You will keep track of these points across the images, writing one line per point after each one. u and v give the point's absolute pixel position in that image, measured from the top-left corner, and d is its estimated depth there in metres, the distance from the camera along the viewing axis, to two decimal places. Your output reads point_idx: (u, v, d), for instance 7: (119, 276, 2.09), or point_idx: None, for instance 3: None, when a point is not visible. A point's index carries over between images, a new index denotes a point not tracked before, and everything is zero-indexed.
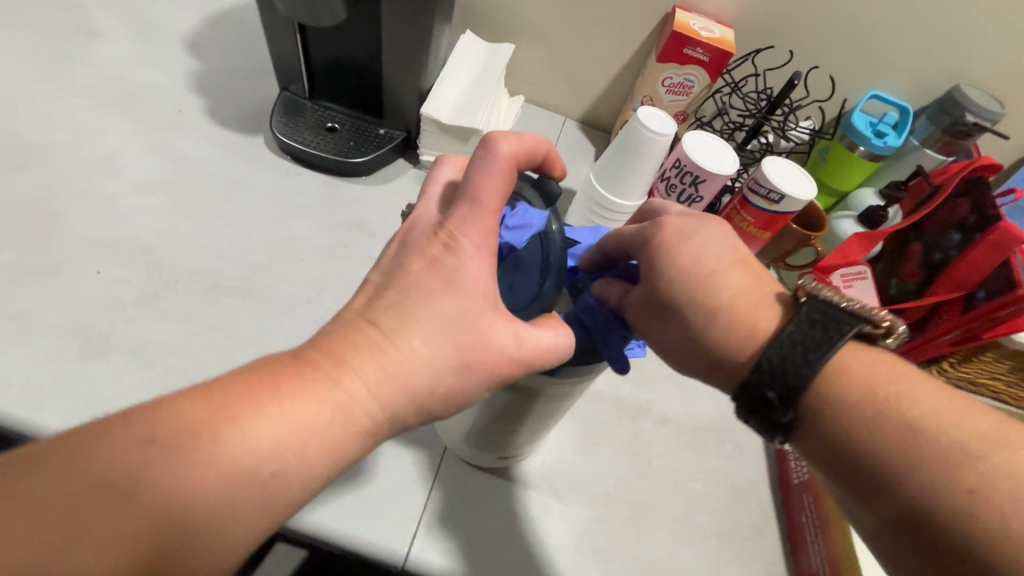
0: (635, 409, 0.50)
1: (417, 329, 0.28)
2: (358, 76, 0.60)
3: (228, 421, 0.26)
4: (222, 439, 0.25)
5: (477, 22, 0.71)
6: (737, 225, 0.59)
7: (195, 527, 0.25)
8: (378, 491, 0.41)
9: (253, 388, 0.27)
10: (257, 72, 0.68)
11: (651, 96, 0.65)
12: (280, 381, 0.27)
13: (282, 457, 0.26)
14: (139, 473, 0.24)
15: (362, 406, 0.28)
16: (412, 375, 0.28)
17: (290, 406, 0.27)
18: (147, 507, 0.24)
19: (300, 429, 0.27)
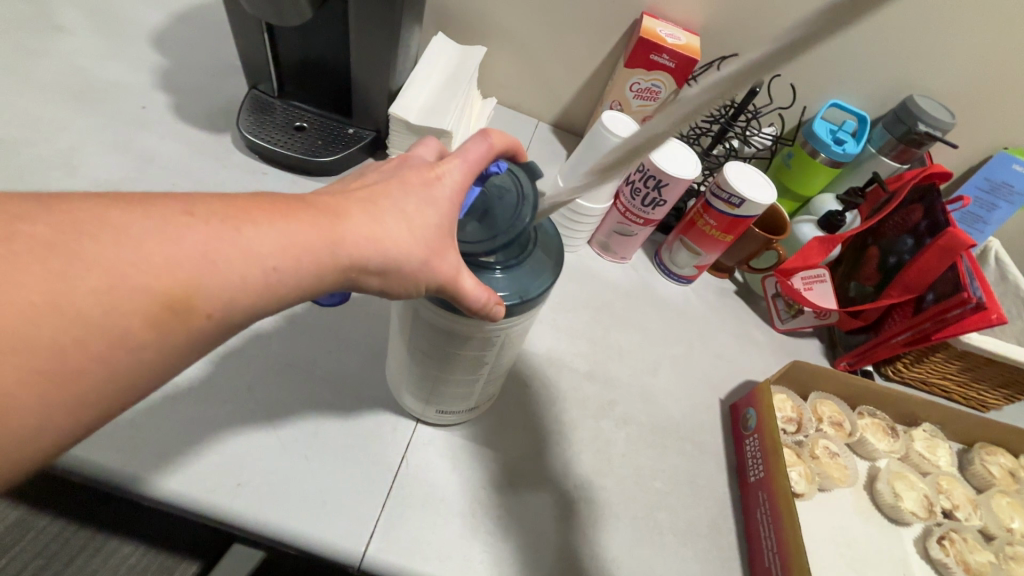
0: (598, 408, 0.51)
1: (386, 216, 0.30)
2: (326, 75, 0.60)
3: (195, 223, 0.25)
4: (161, 246, 0.23)
5: (449, 24, 0.72)
6: (700, 228, 0.60)
7: (111, 313, 0.22)
8: (325, 489, 0.41)
9: (224, 210, 0.26)
10: (226, 70, 0.67)
11: (619, 101, 0.67)
12: (251, 208, 0.27)
13: (197, 296, 0.24)
14: (76, 246, 0.22)
15: (288, 281, 0.27)
16: (362, 242, 0.29)
17: (247, 235, 0.26)
18: (72, 270, 0.22)
19: (248, 259, 0.25)
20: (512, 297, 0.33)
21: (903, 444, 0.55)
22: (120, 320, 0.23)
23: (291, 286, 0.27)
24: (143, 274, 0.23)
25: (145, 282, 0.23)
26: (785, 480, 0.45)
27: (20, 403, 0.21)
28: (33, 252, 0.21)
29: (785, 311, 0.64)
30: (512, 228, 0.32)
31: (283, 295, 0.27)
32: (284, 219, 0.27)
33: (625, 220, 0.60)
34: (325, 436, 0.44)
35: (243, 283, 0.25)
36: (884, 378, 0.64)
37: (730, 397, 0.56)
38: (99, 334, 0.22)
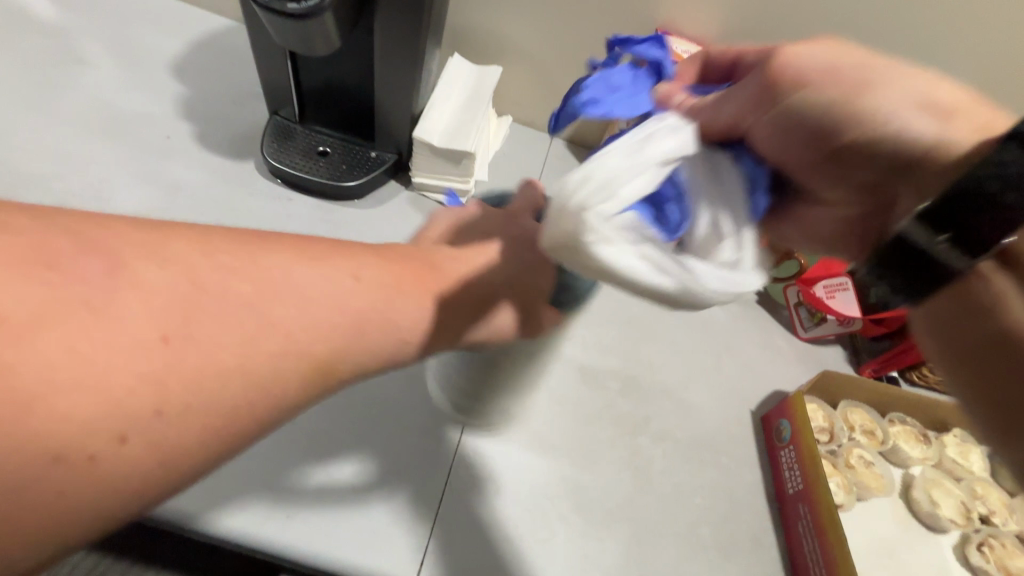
0: (633, 426, 0.51)
1: (477, 263, 0.36)
2: (349, 100, 0.61)
3: (333, 297, 0.29)
4: (304, 300, 0.28)
5: (464, 45, 0.73)
6: None
7: (255, 359, 0.25)
8: (373, 523, 0.42)
9: (335, 278, 0.30)
10: (247, 96, 0.68)
11: None
12: (311, 265, 0.29)
13: (330, 348, 0.28)
14: (238, 302, 0.26)
15: (393, 329, 0.31)
16: (393, 311, 0.31)
17: (289, 301, 0.27)
18: (227, 342, 0.25)
19: (285, 338, 0.27)
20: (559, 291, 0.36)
21: (935, 450, 0.55)
22: (265, 374, 0.26)
23: (311, 369, 0.28)
24: (198, 342, 0.24)
25: (296, 348, 0.27)
26: (826, 493, 0.45)
27: (173, 468, 0.23)
28: (208, 300, 0.25)
29: (808, 320, 0.65)
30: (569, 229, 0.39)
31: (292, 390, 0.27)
32: (335, 277, 0.30)
33: None
34: (369, 464, 0.44)
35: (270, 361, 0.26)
36: (910, 383, 0.64)
37: (760, 408, 0.56)
38: (251, 388, 0.25)
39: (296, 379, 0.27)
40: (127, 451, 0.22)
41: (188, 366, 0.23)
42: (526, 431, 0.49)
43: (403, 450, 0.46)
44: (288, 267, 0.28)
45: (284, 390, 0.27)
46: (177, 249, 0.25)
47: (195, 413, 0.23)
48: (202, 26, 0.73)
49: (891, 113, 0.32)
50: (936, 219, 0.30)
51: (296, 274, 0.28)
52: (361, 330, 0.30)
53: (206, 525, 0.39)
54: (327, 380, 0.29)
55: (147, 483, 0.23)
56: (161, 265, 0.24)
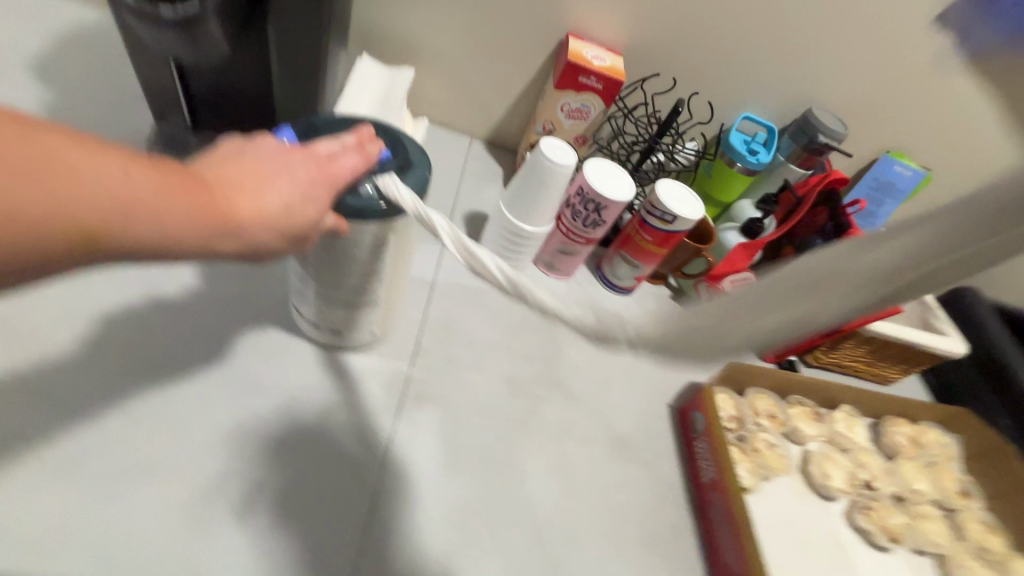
0: (560, 431, 0.53)
1: (282, 176, 0.34)
2: (247, 106, 0.56)
3: (138, 191, 0.27)
4: (110, 185, 0.27)
5: (373, 45, 0.70)
6: (637, 243, 0.63)
7: (19, 221, 0.24)
8: (195, 510, 0.41)
9: (153, 178, 0.28)
10: (128, 100, 0.61)
11: (552, 121, 0.68)
12: (84, 155, 0.26)
13: (118, 234, 0.27)
14: (37, 156, 0.24)
15: (190, 235, 0.29)
16: (153, 205, 0.28)
17: (50, 169, 0.25)
18: (1, 196, 0.23)
19: (33, 201, 0.24)
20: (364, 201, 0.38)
21: (828, 427, 0.61)
22: (25, 235, 0.24)
23: (73, 238, 0.26)
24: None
25: (72, 222, 0.25)
26: (734, 478, 0.49)
27: None
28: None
29: None
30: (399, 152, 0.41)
31: (47, 250, 0.25)
32: (115, 161, 0.27)
33: (567, 240, 0.61)
34: (285, 507, 0.43)
35: (9, 216, 0.23)
36: (805, 366, 0.71)
37: (676, 401, 0.59)
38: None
39: (58, 250, 0.25)
40: None
41: None
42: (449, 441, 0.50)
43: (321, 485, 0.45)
44: (107, 155, 0.27)
45: (40, 253, 0.25)
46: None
47: None
48: (68, 18, 0.64)
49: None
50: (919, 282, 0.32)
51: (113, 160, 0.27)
52: (119, 210, 0.27)
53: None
54: (96, 253, 0.27)
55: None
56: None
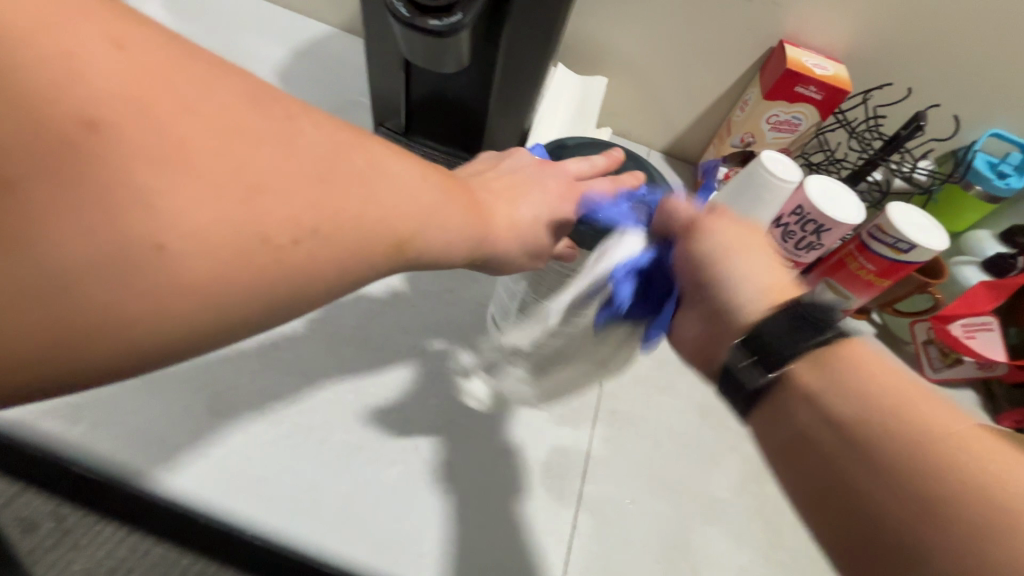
0: (761, 470, 0.48)
1: (529, 197, 0.38)
2: (458, 112, 0.59)
3: (427, 202, 0.28)
4: (405, 188, 0.27)
5: (566, 55, 0.70)
6: (853, 271, 0.56)
7: (357, 226, 0.24)
8: (388, 511, 0.40)
9: (438, 192, 0.30)
10: (350, 105, 0.67)
11: (754, 132, 0.63)
12: (401, 173, 0.28)
13: (415, 243, 0.28)
14: (354, 157, 0.25)
15: (453, 248, 0.30)
16: (444, 218, 0.29)
17: (384, 181, 0.26)
18: (339, 204, 0.24)
19: (373, 208, 0.25)
20: (594, 232, 0.38)
21: None
22: (355, 239, 0.24)
23: (390, 246, 0.26)
24: (306, 186, 0.22)
25: (386, 230, 0.26)
26: None
27: (206, 301, 0.20)
28: (332, 151, 0.24)
29: (938, 359, 0.59)
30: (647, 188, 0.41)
31: (372, 258, 0.25)
32: (422, 178, 0.29)
33: None
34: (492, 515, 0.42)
35: (359, 221, 0.24)
36: None
37: None
38: (327, 254, 0.23)
39: (366, 259, 0.25)
40: (224, 256, 0.20)
41: (297, 204, 0.22)
42: (636, 464, 0.47)
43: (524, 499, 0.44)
44: (408, 166, 0.28)
45: (350, 263, 0.24)
46: (306, 112, 0.25)
47: (274, 254, 0.22)
48: (305, 33, 0.73)
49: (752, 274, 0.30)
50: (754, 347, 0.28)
51: (410, 174, 0.28)
52: (424, 221, 0.28)
53: (152, 484, 0.37)
54: (397, 259, 0.27)
55: (225, 314, 0.21)
56: (296, 123, 0.24)
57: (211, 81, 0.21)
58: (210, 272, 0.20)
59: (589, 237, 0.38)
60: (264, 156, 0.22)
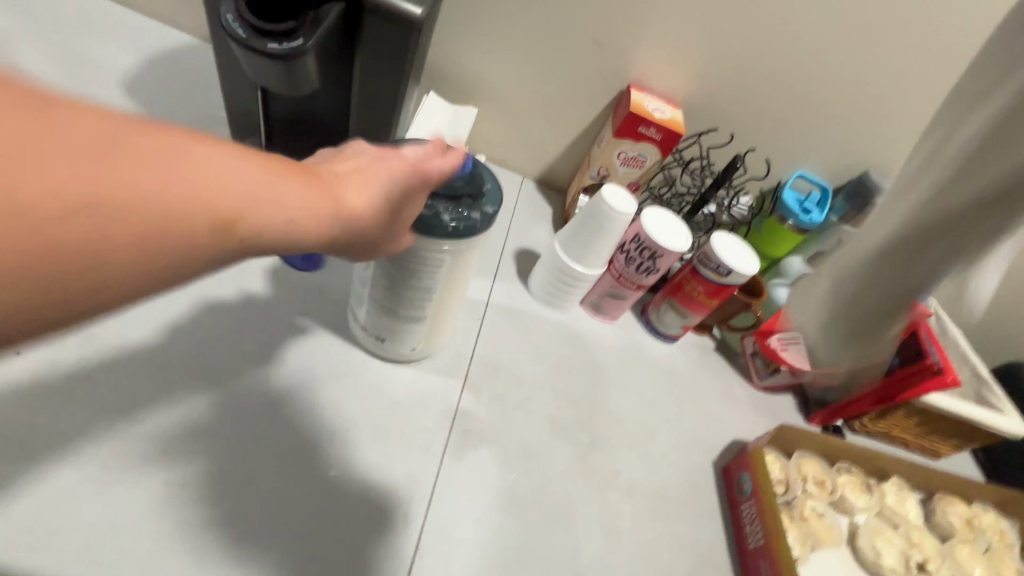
0: (604, 479, 0.52)
1: (375, 179, 0.33)
2: (321, 135, 0.58)
3: (248, 184, 0.25)
4: (201, 164, 0.23)
5: (439, 83, 0.72)
6: (687, 292, 0.62)
7: (153, 229, 0.21)
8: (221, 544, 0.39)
9: (262, 171, 0.26)
10: (209, 119, 0.64)
11: (607, 166, 0.69)
12: (232, 169, 0.24)
13: (248, 227, 0.24)
14: (119, 134, 0.21)
15: (304, 226, 0.27)
16: (290, 204, 0.26)
17: (210, 186, 0.23)
18: (124, 196, 0.20)
19: (179, 204, 0.22)
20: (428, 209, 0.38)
21: (878, 500, 0.58)
22: (151, 242, 0.21)
23: (213, 230, 0.23)
24: (67, 201, 0.19)
25: (204, 216, 0.23)
26: (786, 549, 0.47)
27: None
28: (94, 138, 0.20)
29: (763, 369, 0.67)
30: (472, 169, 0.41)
31: (196, 248, 0.23)
32: (235, 159, 0.25)
33: (618, 284, 0.62)
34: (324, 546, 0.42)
35: (144, 224, 0.21)
36: (852, 432, 0.68)
37: (720, 458, 0.58)
38: (123, 255, 0.21)
39: (187, 249, 0.23)
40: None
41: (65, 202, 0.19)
42: (483, 483, 0.48)
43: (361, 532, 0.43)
44: (207, 145, 0.24)
45: (160, 261, 0.22)
46: (46, 97, 0.20)
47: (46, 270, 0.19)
48: (163, 41, 0.69)
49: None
50: None
51: (217, 154, 0.24)
52: (265, 208, 0.25)
53: None
54: (230, 244, 0.24)
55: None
56: (47, 109, 0.19)
57: None
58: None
59: (424, 220, 0.38)
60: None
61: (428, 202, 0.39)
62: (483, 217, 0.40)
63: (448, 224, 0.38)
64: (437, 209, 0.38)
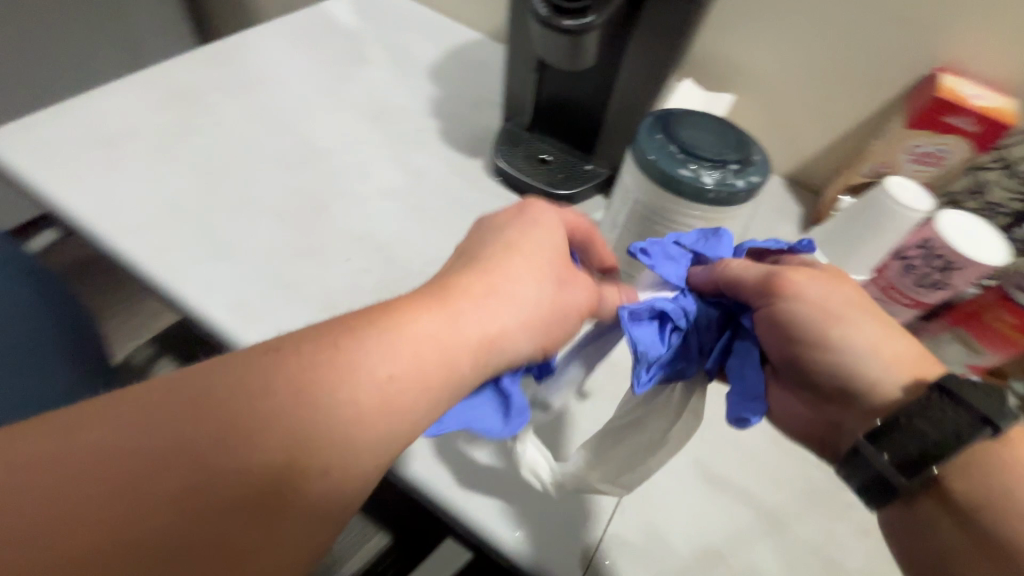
0: (832, 504, 0.47)
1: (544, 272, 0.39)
2: (580, 115, 0.64)
3: (463, 330, 0.35)
4: (423, 309, 0.35)
5: (697, 71, 0.71)
6: (988, 324, 0.49)
7: (414, 365, 0.33)
8: (545, 515, 0.42)
9: (477, 312, 0.36)
10: (485, 102, 0.75)
11: (889, 163, 0.60)
12: (430, 310, 0.35)
13: (473, 355, 0.35)
14: (367, 357, 0.33)
15: (522, 329, 0.37)
16: (506, 312, 0.37)
17: (443, 315, 0.35)
18: (399, 410, 0.33)
19: (416, 356, 0.33)
20: (690, 173, 0.38)
21: None
22: (421, 377, 0.33)
23: (462, 357, 0.35)
24: (351, 394, 0.32)
25: (447, 357, 0.34)
26: None
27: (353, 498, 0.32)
28: (367, 417, 0.32)
29: None
30: (736, 140, 0.40)
31: (463, 381, 0.35)
32: (443, 299, 0.36)
33: (884, 296, 0.52)
34: (547, 498, 0.43)
35: (420, 369, 0.33)
36: None
37: None
38: (415, 383, 0.33)
39: (448, 371, 0.34)
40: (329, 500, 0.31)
41: (315, 454, 0.30)
42: (688, 467, 0.47)
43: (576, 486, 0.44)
44: (430, 306, 0.35)
45: (435, 379, 0.34)
46: (293, 374, 0.31)
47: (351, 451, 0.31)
48: (458, 39, 0.83)
49: (860, 353, 0.35)
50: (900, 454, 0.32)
51: (438, 311, 0.35)
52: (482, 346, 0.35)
53: None
54: (474, 355, 0.35)
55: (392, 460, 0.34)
56: (285, 397, 0.31)
57: (235, 443, 0.29)
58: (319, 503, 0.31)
59: (687, 183, 0.38)
60: (310, 463, 0.30)
61: (692, 165, 0.39)
62: (748, 186, 0.38)
63: (712, 188, 0.38)
64: (699, 174, 0.38)
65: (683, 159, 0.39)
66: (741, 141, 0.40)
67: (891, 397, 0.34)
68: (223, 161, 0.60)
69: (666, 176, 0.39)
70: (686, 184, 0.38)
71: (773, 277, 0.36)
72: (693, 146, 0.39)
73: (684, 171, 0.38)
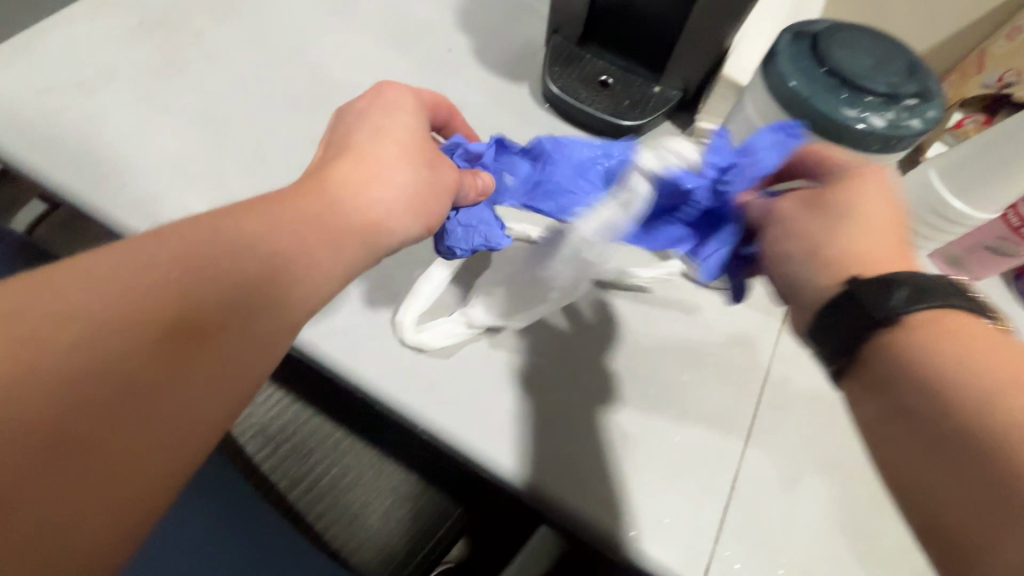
0: None
1: (350, 172, 0.32)
2: (648, 24, 0.52)
3: (233, 237, 0.28)
4: (201, 230, 0.27)
5: None
6: None
7: (163, 291, 0.25)
8: (657, 501, 0.37)
9: (271, 223, 0.29)
10: (524, 12, 0.63)
11: (1023, 70, 0.50)
12: (205, 228, 0.28)
13: (275, 285, 0.28)
14: (84, 290, 0.24)
15: (332, 254, 0.30)
16: (363, 185, 0.31)
17: (288, 207, 0.30)
18: (143, 346, 0.25)
19: (145, 271, 0.26)
20: (855, 113, 0.30)
21: None
22: (161, 312, 0.25)
23: (236, 284, 0.27)
24: (46, 334, 0.23)
25: (218, 279, 0.27)
26: None
27: (109, 491, 0.23)
28: (72, 360, 0.23)
29: None
30: (907, 67, 0.31)
31: (254, 311, 0.28)
32: (233, 223, 0.28)
33: (1011, 235, 0.46)
34: (662, 485, 0.38)
35: (157, 288, 0.25)
36: None
37: None
38: (165, 318, 0.25)
39: (221, 297, 0.27)
40: (67, 498, 0.23)
41: (40, 435, 0.22)
42: (804, 442, 0.41)
43: (691, 467, 0.39)
44: (185, 233, 0.27)
45: (195, 306, 0.26)
46: None
47: (106, 424, 0.23)
48: None
49: (806, 244, 0.29)
50: (826, 338, 0.27)
51: (198, 232, 0.27)
52: (325, 235, 0.30)
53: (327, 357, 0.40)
54: (253, 283, 0.27)
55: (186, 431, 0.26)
56: None
57: None
58: (55, 506, 0.22)
59: (851, 125, 0.30)
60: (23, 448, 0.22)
61: (852, 102, 0.31)
62: (925, 124, 0.30)
63: (883, 131, 0.30)
64: (865, 113, 0.30)
65: (844, 95, 0.31)
66: (911, 67, 0.31)
67: (822, 292, 0.28)
68: (226, 110, 0.50)
69: (822, 118, 0.31)
70: (848, 128, 0.30)
71: (772, 210, 0.31)
72: (856, 78, 0.31)
73: (847, 111, 0.30)
